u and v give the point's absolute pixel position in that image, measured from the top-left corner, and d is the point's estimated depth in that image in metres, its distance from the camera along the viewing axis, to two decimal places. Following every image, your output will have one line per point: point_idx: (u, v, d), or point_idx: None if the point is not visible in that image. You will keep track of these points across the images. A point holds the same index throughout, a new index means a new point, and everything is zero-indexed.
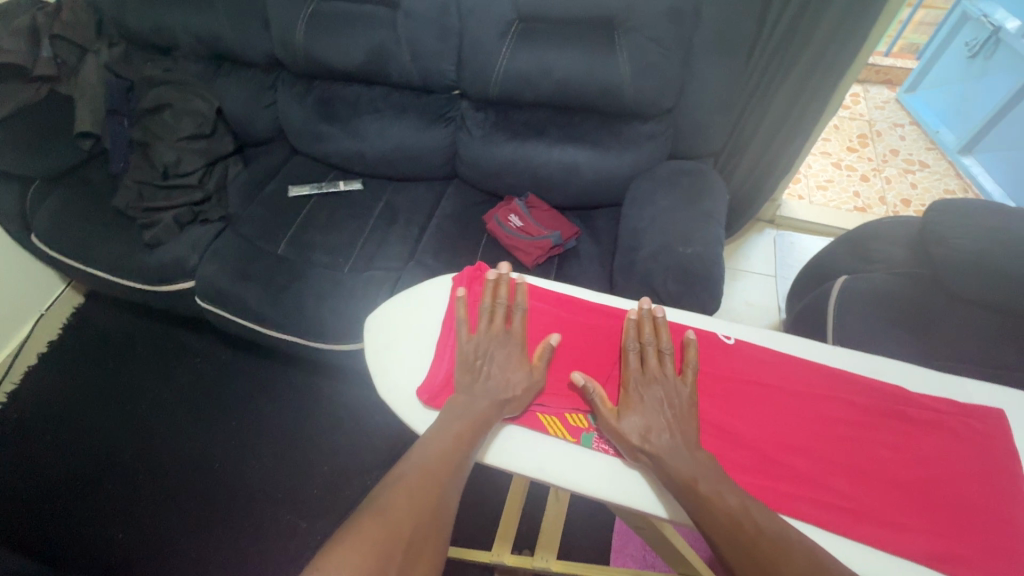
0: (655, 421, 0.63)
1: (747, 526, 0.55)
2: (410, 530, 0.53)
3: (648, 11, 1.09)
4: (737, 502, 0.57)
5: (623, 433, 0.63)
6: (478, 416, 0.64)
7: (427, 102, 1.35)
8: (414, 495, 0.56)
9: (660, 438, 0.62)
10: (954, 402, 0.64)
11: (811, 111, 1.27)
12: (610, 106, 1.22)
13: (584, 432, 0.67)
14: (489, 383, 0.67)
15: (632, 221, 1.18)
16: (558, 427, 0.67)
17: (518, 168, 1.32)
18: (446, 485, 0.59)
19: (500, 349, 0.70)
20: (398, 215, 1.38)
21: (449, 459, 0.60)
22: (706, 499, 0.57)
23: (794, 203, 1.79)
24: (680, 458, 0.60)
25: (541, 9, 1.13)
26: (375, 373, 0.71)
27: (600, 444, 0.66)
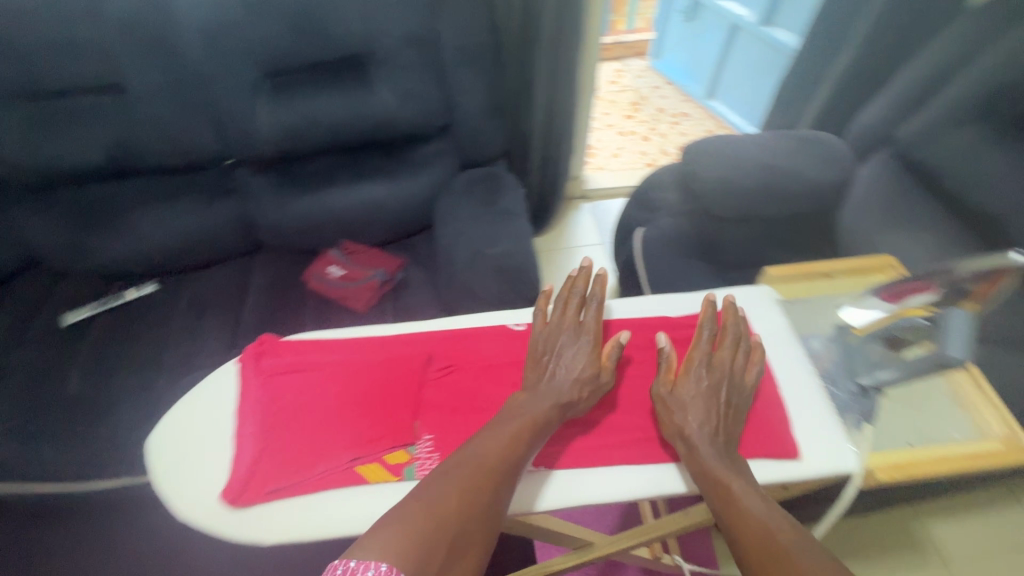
0: (701, 410, 0.63)
1: (777, 539, 0.54)
2: (458, 529, 0.49)
3: (388, 42, 1.12)
4: (767, 507, 0.57)
5: (667, 416, 0.64)
6: (538, 419, 0.58)
7: (199, 179, 1.26)
8: (470, 492, 0.51)
9: (704, 430, 0.62)
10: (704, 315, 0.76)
11: (569, 96, 1.41)
12: (388, 137, 1.25)
13: (406, 466, 0.56)
14: (554, 384, 0.61)
15: (444, 239, 1.21)
16: (377, 474, 0.55)
17: (322, 220, 1.28)
18: (505, 483, 0.53)
19: (573, 346, 0.63)
20: (208, 306, 1.26)
21: (507, 459, 0.54)
22: (741, 501, 0.57)
23: (597, 175, 1.99)
24: (716, 455, 0.60)
25: (284, 62, 1.11)
26: (168, 499, 0.55)
27: (423, 471, 0.56)
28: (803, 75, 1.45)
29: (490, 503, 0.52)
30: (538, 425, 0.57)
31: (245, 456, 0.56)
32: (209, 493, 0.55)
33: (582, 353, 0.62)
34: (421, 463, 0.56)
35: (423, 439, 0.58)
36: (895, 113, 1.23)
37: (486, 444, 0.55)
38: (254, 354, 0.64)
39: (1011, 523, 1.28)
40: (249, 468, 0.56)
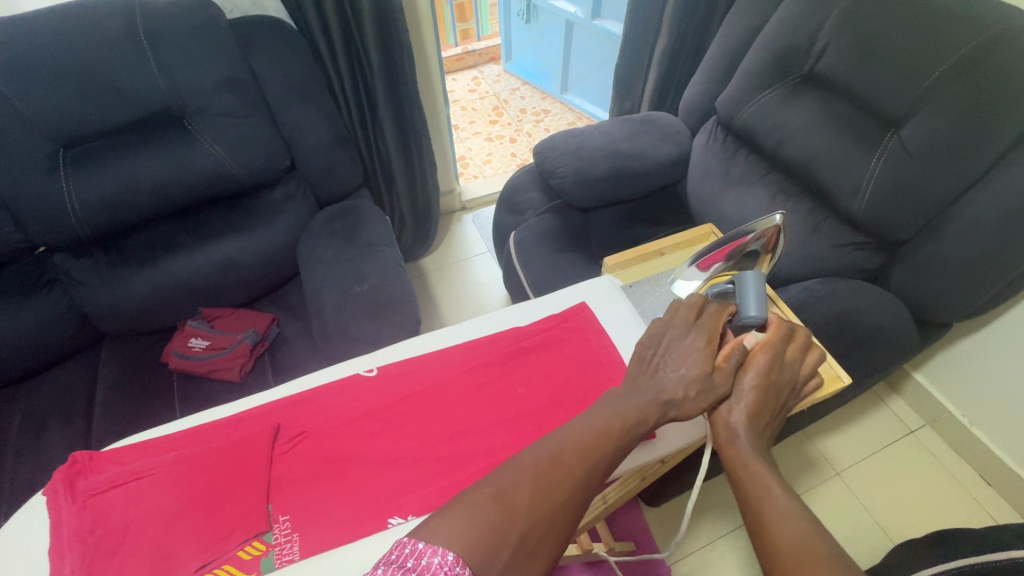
0: (762, 406, 0.60)
1: (814, 544, 0.50)
2: (528, 524, 0.48)
3: (200, 91, 1.04)
4: (807, 516, 0.52)
5: (717, 405, 0.62)
6: (636, 411, 0.56)
7: (6, 278, 1.09)
8: (546, 486, 0.50)
9: (756, 429, 0.60)
10: (551, 316, 0.71)
11: (418, 114, 1.40)
12: (226, 189, 1.16)
13: (262, 557, 0.53)
14: (656, 382, 0.59)
15: (312, 285, 1.14)
16: (231, 574, 0.52)
17: (169, 292, 1.16)
18: (592, 479, 0.52)
19: (691, 345, 0.62)
20: (50, 416, 1.09)
21: (603, 440, 0.54)
22: (775, 501, 0.54)
23: (472, 185, 2.00)
24: (758, 455, 0.58)
25: (79, 131, 0.99)
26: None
27: (282, 557, 0.53)
28: (633, 62, 1.56)
29: (575, 500, 0.51)
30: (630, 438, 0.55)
31: None
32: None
33: (695, 354, 0.61)
34: (281, 548, 0.54)
35: (280, 521, 0.55)
36: (712, 86, 1.32)
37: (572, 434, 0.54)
38: (66, 480, 0.56)
39: (881, 422, 1.46)
40: None
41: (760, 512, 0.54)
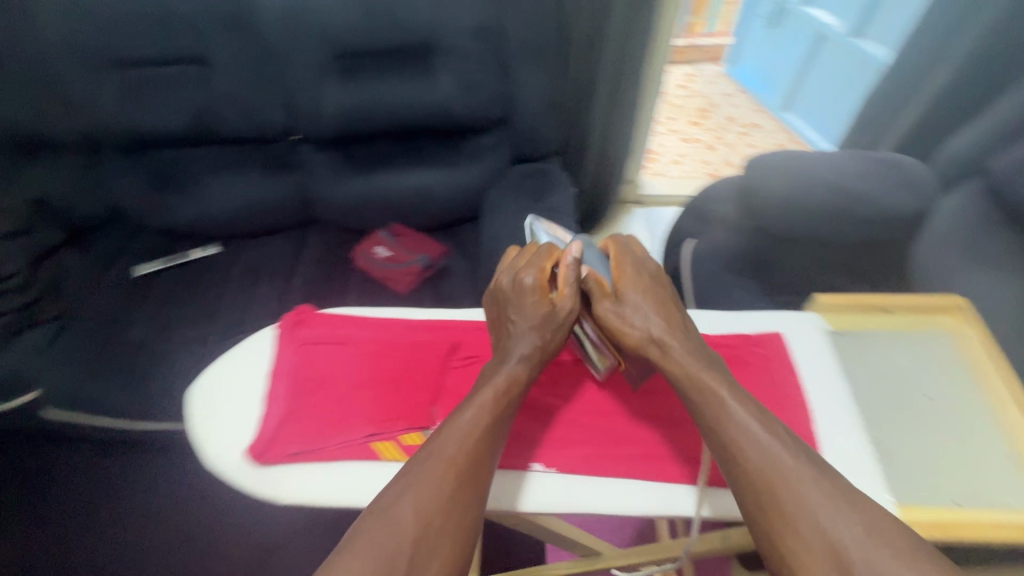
0: (652, 305, 0.70)
1: (780, 467, 0.54)
2: (416, 536, 0.50)
3: (454, 31, 1.14)
4: (768, 434, 0.57)
5: (627, 326, 0.69)
6: (505, 386, 0.61)
7: (268, 151, 1.32)
8: (426, 495, 0.52)
9: (659, 324, 0.69)
10: (741, 335, 0.75)
11: (633, 97, 1.38)
12: (445, 125, 1.26)
13: (420, 449, 0.59)
14: (523, 335, 0.65)
15: (489, 231, 1.21)
16: (392, 451, 0.59)
17: (374, 200, 1.31)
18: (468, 488, 0.54)
19: (529, 299, 0.67)
20: (263, 271, 1.33)
21: (470, 455, 0.55)
22: (737, 427, 0.58)
23: (653, 181, 1.93)
24: (690, 357, 0.65)
25: (354, 45, 1.14)
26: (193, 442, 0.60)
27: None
28: (889, 94, 1.37)
29: (467, 505, 0.53)
30: (526, 375, 0.63)
31: (274, 415, 0.61)
32: (230, 447, 0.60)
33: (537, 295, 0.67)
34: None
35: (440, 426, 0.62)
36: None
37: (451, 446, 0.55)
38: (292, 323, 0.68)
39: None
40: (275, 428, 0.60)
41: (728, 441, 0.58)
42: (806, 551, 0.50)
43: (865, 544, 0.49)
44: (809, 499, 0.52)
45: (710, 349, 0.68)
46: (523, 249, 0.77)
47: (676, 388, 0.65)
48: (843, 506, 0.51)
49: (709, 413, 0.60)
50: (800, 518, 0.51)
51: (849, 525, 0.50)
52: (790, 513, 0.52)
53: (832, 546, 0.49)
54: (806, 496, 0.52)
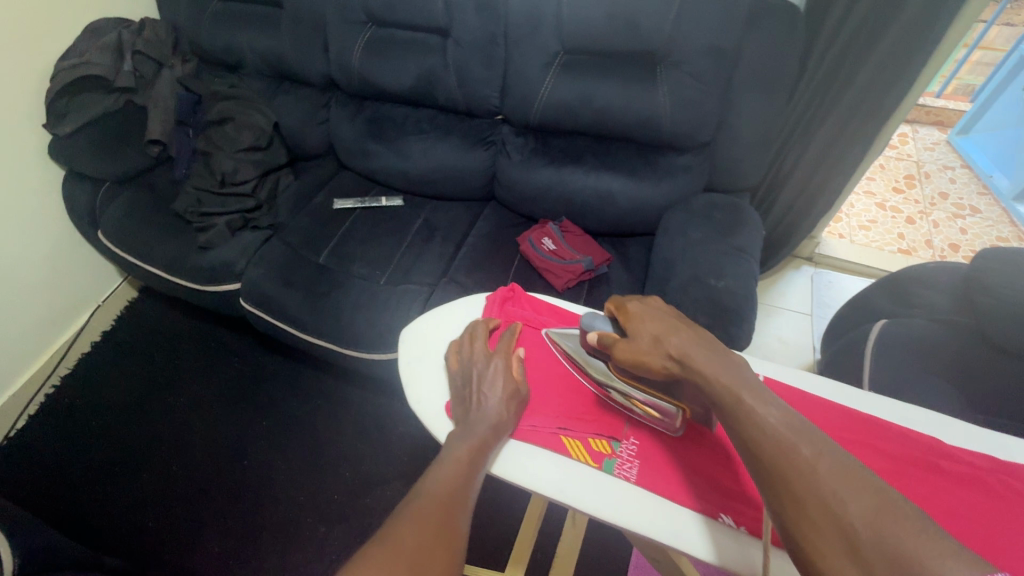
0: (655, 326, 0.66)
1: (797, 450, 0.49)
2: (416, 549, 0.54)
3: (690, 46, 1.11)
4: (782, 416, 0.52)
5: (649, 352, 0.64)
6: (479, 439, 0.67)
7: (471, 125, 1.41)
8: (420, 520, 0.57)
9: (673, 338, 0.63)
10: (991, 458, 0.64)
11: (856, 150, 1.26)
12: (647, 136, 1.24)
13: (606, 458, 0.70)
14: (489, 401, 0.71)
15: (663, 252, 1.18)
16: (581, 452, 0.70)
17: (554, 193, 1.34)
18: (455, 515, 0.59)
19: (486, 371, 0.74)
20: (436, 232, 1.43)
21: (455, 488, 0.62)
22: (754, 413, 0.53)
23: (833, 242, 1.76)
24: (721, 366, 0.58)
25: (585, 42, 1.17)
26: (406, 385, 0.79)
27: (622, 471, 0.68)
28: None
29: (456, 529, 0.58)
30: (490, 433, 0.68)
31: None
32: (432, 398, 0.77)
33: (501, 372, 0.74)
34: (621, 463, 0.69)
35: (627, 441, 0.71)
36: None
37: (436, 489, 0.61)
38: (501, 303, 0.88)
39: None
40: None
41: (743, 424, 0.53)
42: (814, 532, 0.44)
43: (881, 530, 0.42)
44: (824, 483, 0.46)
45: (727, 346, 0.62)
46: (485, 333, 0.80)
47: (716, 407, 0.57)
48: (862, 490, 0.45)
49: (730, 403, 0.55)
50: (808, 500, 0.46)
51: (864, 508, 0.44)
52: (801, 494, 0.46)
53: (841, 529, 0.43)
54: (814, 478, 0.47)
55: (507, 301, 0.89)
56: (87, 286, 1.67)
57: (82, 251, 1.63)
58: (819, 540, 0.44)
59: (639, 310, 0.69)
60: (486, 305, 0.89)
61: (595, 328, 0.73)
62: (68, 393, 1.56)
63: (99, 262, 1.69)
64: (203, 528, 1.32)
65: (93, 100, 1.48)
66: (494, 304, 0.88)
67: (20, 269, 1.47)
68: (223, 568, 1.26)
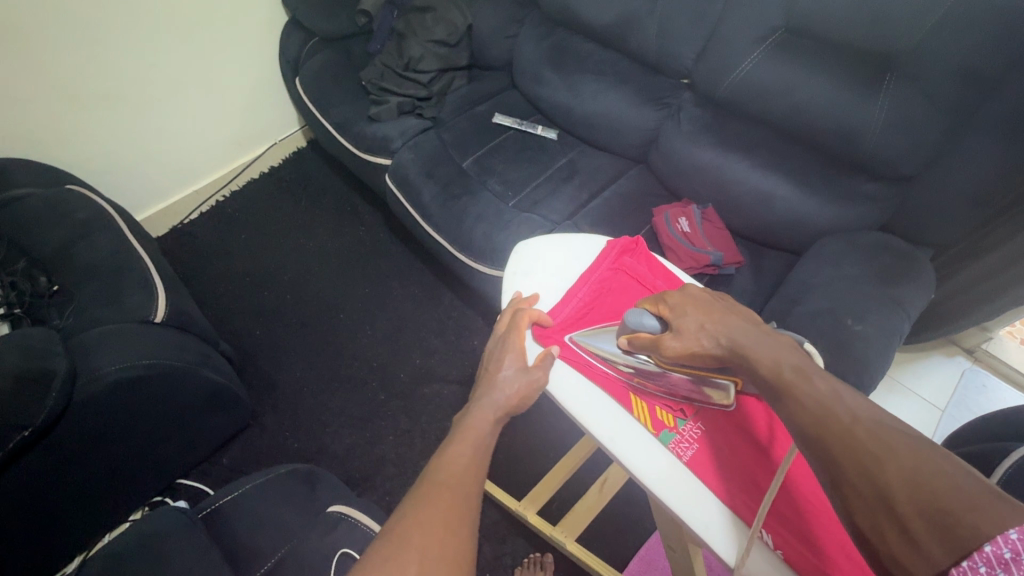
0: (699, 313, 0.67)
1: (841, 417, 0.51)
2: (427, 528, 0.54)
3: (938, 62, 0.94)
4: (828, 388, 0.54)
5: (698, 346, 0.66)
6: (482, 425, 0.69)
7: (653, 81, 1.35)
8: (434, 496, 0.58)
9: (717, 326, 0.66)
10: None
11: None
12: (841, 150, 1.11)
13: (666, 429, 0.70)
14: (494, 391, 0.73)
15: (805, 274, 1.07)
16: (644, 415, 0.72)
17: (709, 176, 1.26)
18: (467, 492, 0.60)
19: (499, 356, 0.77)
20: (576, 175, 1.42)
21: (468, 468, 0.63)
22: (802, 388, 0.55)
23: (1011, 344, 1.48)
24: (771, 349, 0.60)
25: (812, 25, 1.05)
26: (506, 291, 0.89)
27: (677, 448, 0.69)
28: None
29: (468, 507, 0.58)
30: (497, 414, 0.71)
31: (568, 307, 0.83)
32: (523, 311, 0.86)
33: (513, 347, 0.77)
34: (679, 441, 0.69)
35: (693, 423, 0.71)
36: None
37: (444, 472, 0.61)
38: (621, 247, 0.89)
39: None
40: (562, 319, 0.82)
41: (791, 398, 0.55)
42: (856, 497, 0.47)
43: (921, 492, 0.43)
44: (863, 448, 0.48)
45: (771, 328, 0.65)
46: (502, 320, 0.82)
47: (771, 394, 0.58)
48: (904, 456, 0.46)
49: (775, 381, 0.57)
50: (847, 466, 0.48)
51: (901, 471, 0.45)
52: (841, 461, 0.48)
53: (878, 489, 0.45)
54: (852, 441, 0.49)
55: (626, 252, 0.89)
56: (273, 123, 1.91)
57: (277, 90, 1.86)
58: (858, 501, 0.47)
59: (680, 298, 0.70)
60: (607, 246, 0.91)
61: (639, 325, 0.72)
62: (231, 205, 1.83)
63: (287, 106, 1.92)
64: (295, 352, 1.53)
65: None
66: (611, 251, 0.89)
67: (229, 90, 1.71)
68: (297, 390, 1.46)
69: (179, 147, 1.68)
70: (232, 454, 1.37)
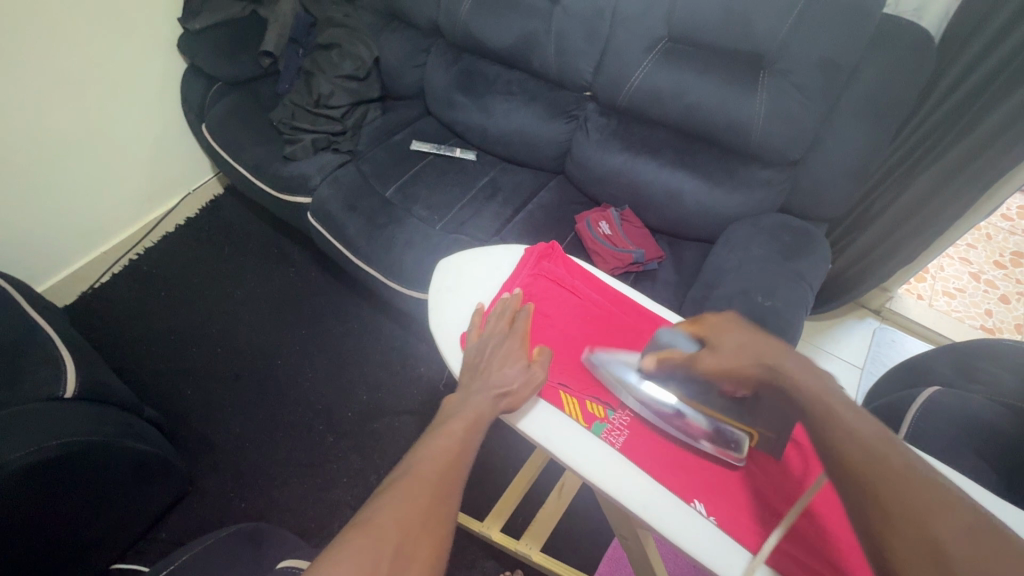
0: (745, 335, 0.66)
1: (893, 461, 0.50)
2: (400, 536, 0.54)
3: (803, 55, 1.05)
4: (876, 429, 0.53)
5: (744, 361, 0.64)
6: (475, 410, 0.69)
7: (559, 96, 1.41)
8: (409, 497, 0.58)
9: (756, 346, 0.64)
10: None
11: (954, 207, 1.18)
12: (734, 143, 1.20)
13: (597, 421, 0.73)
14: (488, 379, 0.73)
15: (718, 260, 1.15)
16: (575, 410, 0.74)
17: (622, 179, 1.33)
18: (444, 488, 0.60)
19: (499, 347, 0.77)
20: (499, 193, 1.45)
21: (449, 459, 0.63)
22: (845, 422, 0.53)
23: (909, 301, 1.64)
24: (812, 378, 0.59)
25: (691, 33, 1.14)
26: (432, 310, 0.89)
27: (609, 436, 0.72)
28: None
29: (444, 500, 0.59)
30: (492, 402, 0.70)
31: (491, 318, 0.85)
32: (449, 328, 0.86)
33: (511, 351, 0.76)
34: (611, 429, 0.72)
35: (622, 412, 0.74)
36: None
37: (428, 464, 0.62)
38: (540, 253, 0.93)
39: None
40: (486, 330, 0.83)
41: (828, 435, 0.54)
42: (902, 542, 0.45)
43: (973, 550, 0.43)
44: (916, 494, 0.47)
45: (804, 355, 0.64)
46: (508, 302, 0.82)
47: (799, 411, 0.58)
48: (952, 506, 0.46)
49: (813, 408, 0.56)
50: (896, 507, 0.47)
51: (952, 526, 0.45)
52: (891, 506, 0.47)
53: (931, 540, 0.44)
54: (905, 485, 0.48)
55: (544, 257, 0.93)
56: (183, 174, 1.83)
57: (184, 140, 1.79)
58: (901, 544, 0.45)
59: (721, 323, 0.68)
60: (525, 254, 0.94)
61: (671, 344, 0.70)
62: (146, 262, 1.73)
63: (197, 155, 1.85)
64: (232, 406, 1.45)
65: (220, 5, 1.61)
66: (529, 258, 0.92)
67: (131, 143, 1.64)
68: (238, 448, 1.38)
69: (80, 210, 1.58)
70: (172, 526, 1.28)
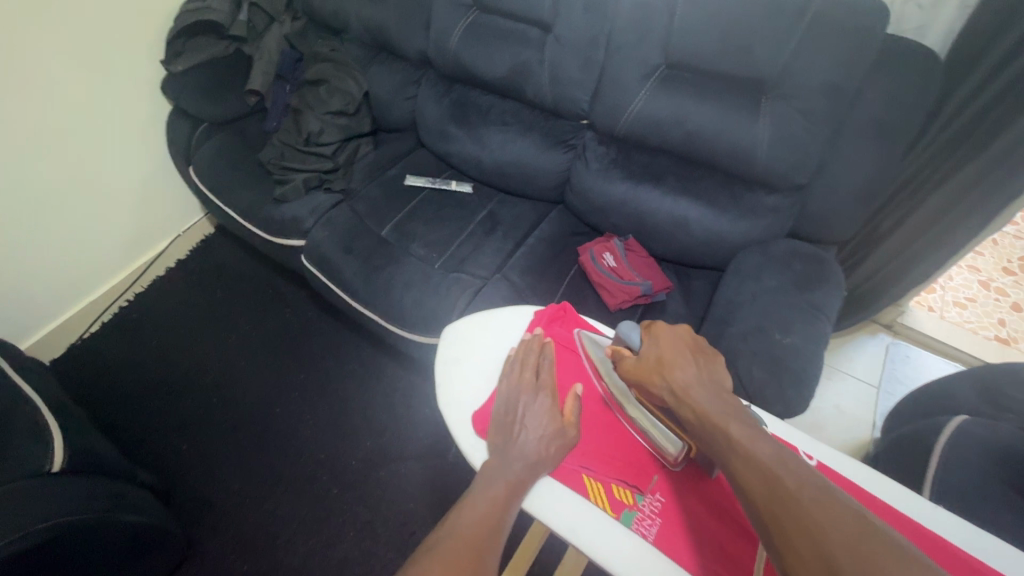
0: (669, 351, 0.68)
1: (787, 481, 0.51)
2: None
3: (806, 80, 1.02)
4: (771, 450, 0.55)
5: (660, 376, 0.67)
6: (513, 476, 0.68)
7: (554, 126, 1.38)
8: (451, 560, 0.57)
9: (676, 369, 0.66)
10: None
11: (968, 225, 1.15)
12: (739, 170, 1.17)
13: (626, 509, 0.68)
14: (524, 444, 0.70)
15: (729, 292, 1.11)
16: (599, 495, 0.69)
17: (625, 209, 1.29)
18: (483, 551, 0.59)
19: (535, 402, 0.75)
20: (498, 227, 1.41)
21: (488, 520, 0.63)
22: (739, 445, 0.56)
23: (920, 314, 1.61)
24: (711, 406, 0.61)
25: (690, 60, 1.11)
26: (439, 385, 0.84)
27: (640, 527, 0.66)
28: None
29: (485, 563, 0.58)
30: (524, 464, 0.69)
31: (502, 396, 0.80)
32: (459, 401, 0.81)
33: (546, 409, 0.74)
34: (642, 519, 0.67)
35: (651, 496, 0.69)
36: None
37: (466, 528, 0.61)
38: (551, 316, 0.89)
39: None
40: None
41: (730, 463, 0.56)
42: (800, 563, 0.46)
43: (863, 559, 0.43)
44: (808, 514, 0.48)
45: (730, 390, 0.65)
46: (532, 344, 0.82)
47: (701, 436, 0.61)
48: (841, 519, 0.47)
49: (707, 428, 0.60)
50: (791, 527, 0.48)
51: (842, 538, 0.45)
52: (787, 526, 0.48)
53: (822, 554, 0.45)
54: (797, 504, 0.49)
55: (555, 321, 0.89)
56: (171, 216, 1.79)
57: (172, 181, 1.75)
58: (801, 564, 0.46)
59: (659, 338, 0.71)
60: (535, 318, 0.90)
61: (626, 339, 0.74)
62: (134, 311, 1.68)
63: (184, 196, 1.81)
64: (230, 461, 1.40)
65: (203, 45, 1.58)
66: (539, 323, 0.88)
67: (116, 189, 1.59)
68: (236, 508, 1.32)
69: (64, 260, 1.52)
70: None
